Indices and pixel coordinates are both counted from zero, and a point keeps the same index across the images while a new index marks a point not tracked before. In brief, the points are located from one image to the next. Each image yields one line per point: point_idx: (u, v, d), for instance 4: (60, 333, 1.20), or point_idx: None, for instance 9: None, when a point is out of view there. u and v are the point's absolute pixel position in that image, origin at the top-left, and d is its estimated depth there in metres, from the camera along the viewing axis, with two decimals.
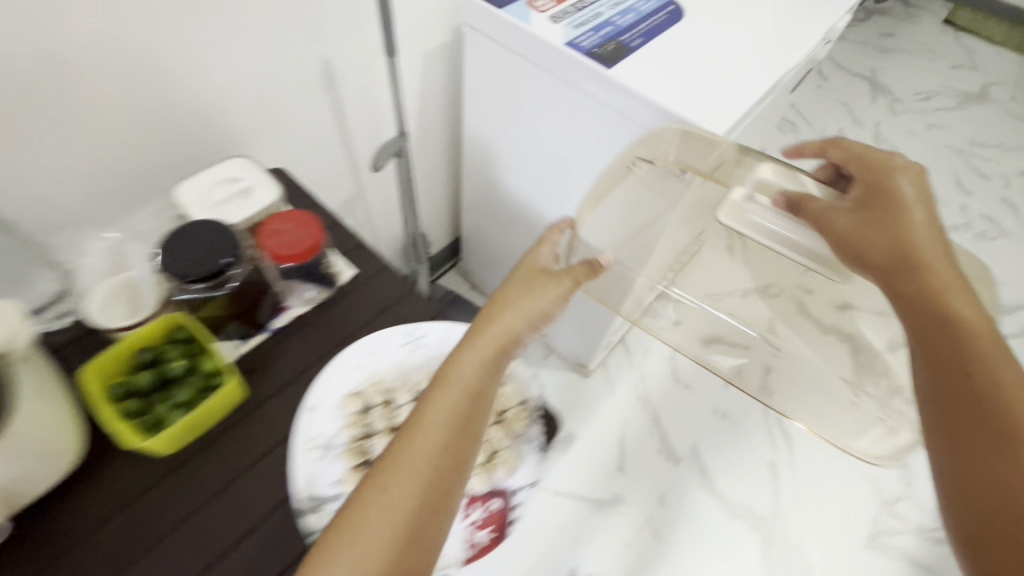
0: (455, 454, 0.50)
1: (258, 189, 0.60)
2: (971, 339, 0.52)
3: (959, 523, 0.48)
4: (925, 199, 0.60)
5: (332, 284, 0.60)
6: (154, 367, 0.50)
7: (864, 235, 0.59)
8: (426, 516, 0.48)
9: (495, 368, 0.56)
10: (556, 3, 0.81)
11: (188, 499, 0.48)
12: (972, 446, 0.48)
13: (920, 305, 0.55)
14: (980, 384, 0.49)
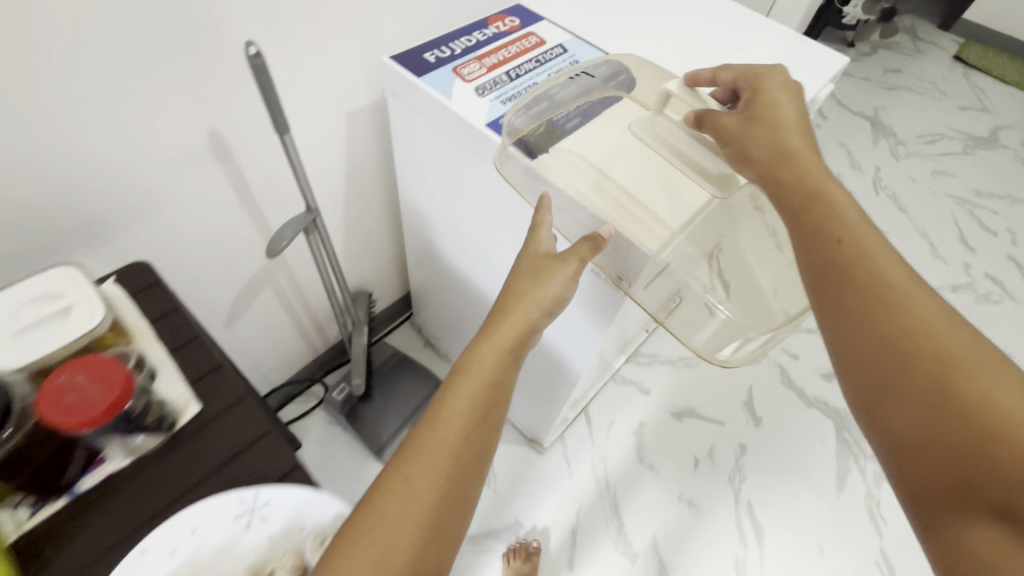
0: (482, 439, 0.52)
1: (77, 311, 0.50)
2: (835, 219, 0.49)
3: (877, 423, 0.43)
4: (788, 92, 0.59)
5: (168, 426, 0.50)
6: None
7: (746, 136, 0.58)
8: (450, 502, 0.49)
9: (513, 357, 0.59)
10: (485, 71, 0.71)
11: None
12: (866, 322, 0.44)
13: (798, 202, 0.52)
14: (847, 260, 0.46)
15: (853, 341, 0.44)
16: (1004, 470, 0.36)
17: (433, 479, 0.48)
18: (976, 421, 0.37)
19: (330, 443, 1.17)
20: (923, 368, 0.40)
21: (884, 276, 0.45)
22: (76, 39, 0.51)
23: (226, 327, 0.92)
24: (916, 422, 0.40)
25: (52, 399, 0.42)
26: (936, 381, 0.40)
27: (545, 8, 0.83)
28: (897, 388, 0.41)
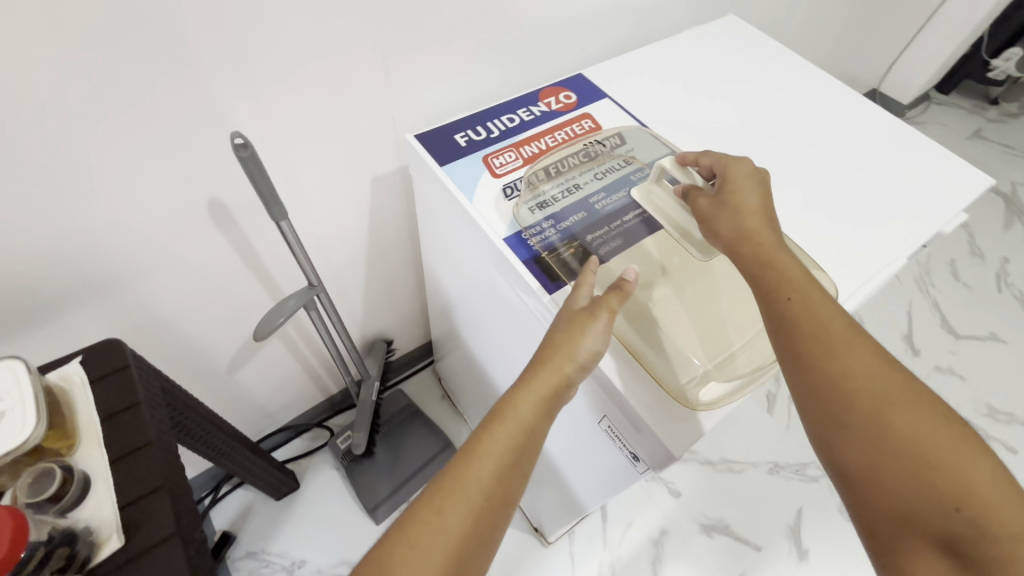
0: (515, 477, 0.45)
1: (8, 419, 0.45)
2: (783, 277, 0.46)
3: (829, 458, 0.42)
4: (756, 171, 0.52)
5: (84, 561, 0.44)
6: None
7: (716, 212, 0.51)
8: (472, 545, 0.42)
9: (549, 408, 0.47)
10: (521, 163, 0.61)
11: None
12: (816, 367, 0.43)
13: (755, 266, 0.47)
14: (795, 319, 0.44)
15: (809, 387, 0.43)
16: (937, 502, 0.37)
17: (462, 516, 0.42)
18: (917, 458, 0.38)
19: (326, 492, 1.12)
20: (867, 410, 0.40)
21: (828, 326, 0.44)
22: (60, 125, 0.47)
23: (228, 375, 0.88)
24: (867, 457, 0.40)
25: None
26: (876, 420, 0.40)
27: (609, 81, 0.71)
28: (847, 426, 0.41)
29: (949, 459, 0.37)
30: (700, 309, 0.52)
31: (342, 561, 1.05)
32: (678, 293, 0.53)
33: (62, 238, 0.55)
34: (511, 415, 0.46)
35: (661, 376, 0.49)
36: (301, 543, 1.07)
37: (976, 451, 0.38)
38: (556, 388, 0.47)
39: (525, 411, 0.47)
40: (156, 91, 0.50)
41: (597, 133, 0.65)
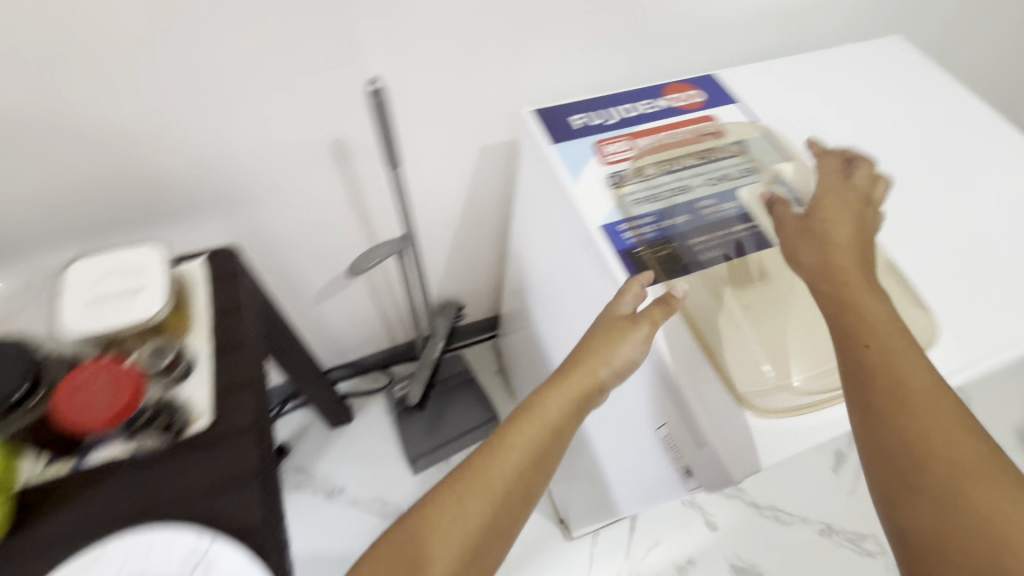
0: (539, 472, 0.47)
1: (144, 295, 0.52)
2: (865, 324, 0.44)
3: (893, 522, 0.40)
4: (852, 204, 0.51)
5: (178, 430, 0.51)
6: None
7: (802, 240, 0.49)
8: (492, 532, 0.43)
9: (577, 411, 0.49)
10: (632, 154, 0.60)
11: None
12: (893, 422, 0.40)
13: (834, 305, 0.46)
14: (872, 368, 0.42)
15: (883, 442, 0.41)
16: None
17: (485, 502, 0.44)
18: (1001, 539, 0.36)
19: (374, 432, 1.19)
20: (949, 478, 0.38)
21: (910, 382, 0.41)
22: (225, 46, 0.53)
23: (313, 304, 0.95)
24: (942, 528, 0.37)
25: (62, 401, 0.46)
26: (955, 489, 0.38)
27: (741, 86, 0.67)
28: (922, 490, 0.39)
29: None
30: (779, 318, 0.50)
31: (377, 499, 1.12)
32: (758, 300, 0.50)
33: (208, 151, 0.62)
34: (538, 413, 0.48)
35: (728, 372, 0.47)
36: (344, 472, 1.14)
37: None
38: (585, 392, 0.49)
39: (552, 408, 0.48)
40: (310, 28, 0.54)
41: (719, 137, 0.62)
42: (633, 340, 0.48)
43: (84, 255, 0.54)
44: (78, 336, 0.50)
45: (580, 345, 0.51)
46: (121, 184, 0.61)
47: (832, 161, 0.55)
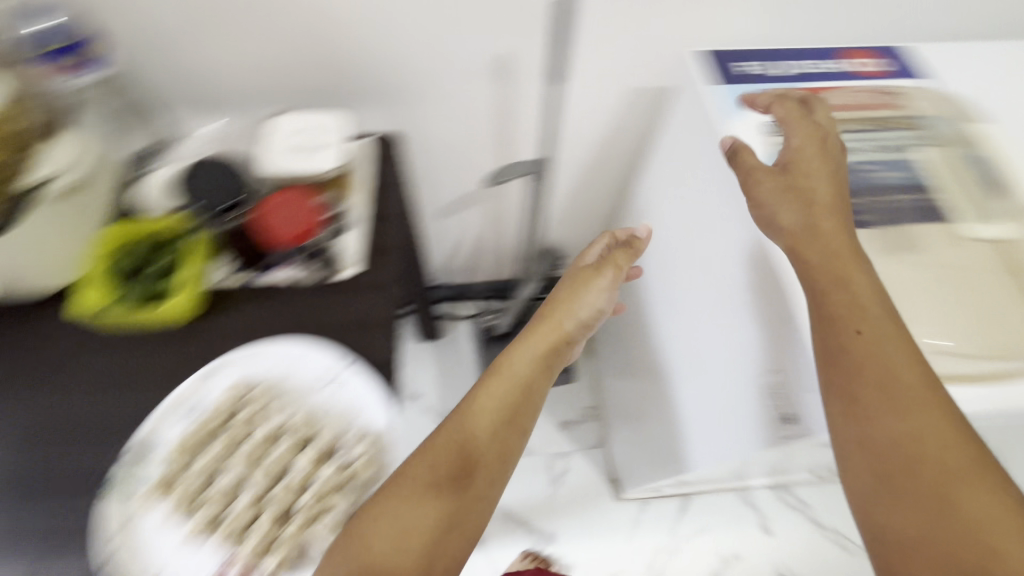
0: (534, 398, 0.53)
1: (325, 154, 0.60)
2: (857, 308, 0.45)
3: (874, 519, 0.42)
4: (820, 154, 0.52)
5: (333, 268, 0.58)
6: (141, 260, 0.55)
7: (776, 199, 0.50)
8: (499, 441, 0.49)
9: (552, 359, 0.57)
10: (796, 109, 0.58)
11: (89, 375, 0.52)
12: (873, 421, 0.43)
13: (824, 283, 0.47)
14: (856, 359, 0.44)
15: (860, 443, 0.43)
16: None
17: (488, 421, 0.50)
18: (978, 538, 0.38)
19: (455, 356, 1.26)
20: (927, 478, 0.40)
21: (898, 375, 0.43)
22: None
23: (431, 219, 1.02)
24: (919, 525, 0.40)
25: (265, 214, 0.56)
26: (932, 490, 0.40)
27: (931, 60, 0.62)
28: (898, 489, 0.41)
29: (1001, 544, 0.37)
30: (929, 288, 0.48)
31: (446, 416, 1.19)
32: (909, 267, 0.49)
33: (392, 49, 0.66)
34: (509, 367, 0.55)
35: None
36: (422, 384, 1.23)
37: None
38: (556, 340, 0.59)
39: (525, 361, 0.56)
40: None
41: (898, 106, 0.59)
42: (601, 283, 0.64)
43: (284, 113, 0.62)
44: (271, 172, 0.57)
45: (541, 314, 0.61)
46: (308, 69, 0.66)
47: (802, 103, 0.56)
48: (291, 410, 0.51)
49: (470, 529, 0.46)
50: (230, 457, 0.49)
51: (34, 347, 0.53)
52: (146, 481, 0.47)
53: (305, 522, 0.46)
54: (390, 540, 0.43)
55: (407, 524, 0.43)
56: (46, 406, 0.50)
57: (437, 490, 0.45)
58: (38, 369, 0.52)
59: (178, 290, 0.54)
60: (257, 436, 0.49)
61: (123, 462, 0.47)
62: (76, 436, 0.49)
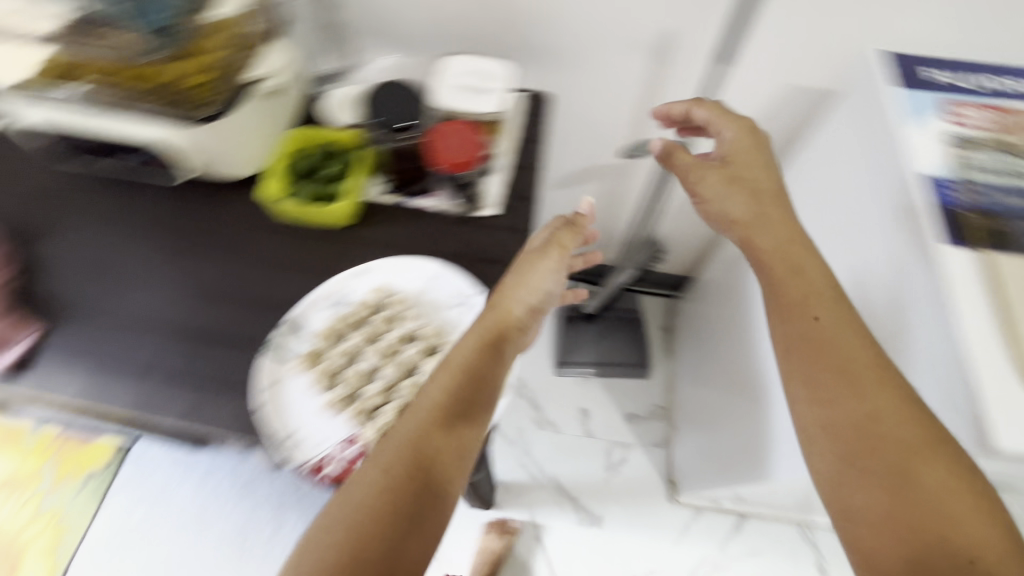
0: (490, 383, 0.49)
1: (488, 98, 0.63)
2: (807, 295, 0.50)
3: (842, 497, 0.44)
4: (752, 150, 0.58)
5: (473, 205, 0.62)
6: (317, 161, 0.61)
7: (725, 198, 0.57)
8: (455, 429, 0.46)
9: (502, 348, 0.51)
10: (983, 125, 0.55)
11: (258, 251, 0.59)
12: (835, 404, 0.46)
13: (781, 267, 0.53)
14: (807, 340, 0.48)
15: (824, 429, 0.46)
16: (946, 556, 0.39)
17: (440, 410, 0.46)
18: (935, 511, 0.41)
19: None
20: (886, 456, 0.43)
21: (851, 358, 0.47)
22: None
23: (549, 186, 1.04)
24: (882, 502, 0.42)
25: (435, 140, 0.59)
26: (892, 470, 0.43)
27: None
28: (861, 470, 0.44)
29: (955, 512, 0.40)
30: None
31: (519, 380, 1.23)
32: None
33: (561, 8, 0.67)
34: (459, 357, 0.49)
35: None
36: None
37: (988, 508, 0.41)
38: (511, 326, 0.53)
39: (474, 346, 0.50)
40: None
41: None
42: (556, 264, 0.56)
43: (458, 55, 0.66)
44: (440, 106, 0.62)
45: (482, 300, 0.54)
46: (485, 19, 0.68)
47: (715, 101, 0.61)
48: (424, 317, 0.55)
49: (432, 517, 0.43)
50: (369, 346, 0.54)
51: (217, 221, 0.61)
52: (298, 351, 0.53)
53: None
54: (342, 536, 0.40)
55: (365, 513, 0.41)
56: (222, 268, 0.58)
57: (390, 484, 0.43)
58: (218, 237, 0.60)
59: (339, 197, 0.60)
60: (391, 335, 0.54)
61: (279, 331, 0.53)
62: (243, 298, 0.56)
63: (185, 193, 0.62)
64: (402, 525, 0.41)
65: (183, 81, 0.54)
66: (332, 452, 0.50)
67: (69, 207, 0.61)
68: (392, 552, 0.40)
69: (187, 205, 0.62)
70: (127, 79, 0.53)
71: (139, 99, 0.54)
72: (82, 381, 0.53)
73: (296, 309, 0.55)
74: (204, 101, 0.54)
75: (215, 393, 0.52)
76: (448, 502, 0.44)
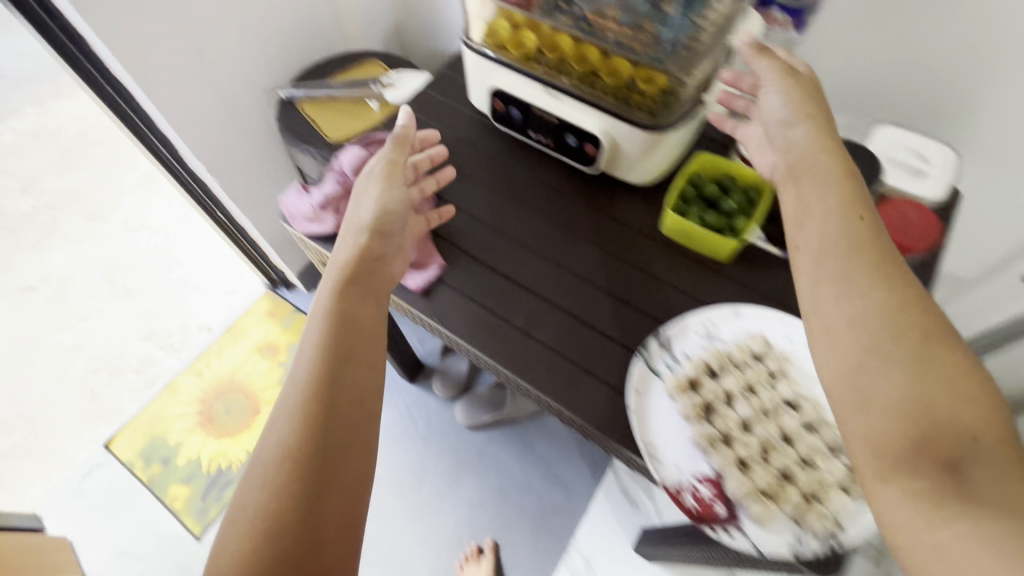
0: (363, 319, 0.52)
1: (922, 182, 0.58)
2: (851, 199, 0.48)
3: (859, 391, 0.40)
4: (790, 80, 0.53)
5: None
6: (718, 190, 0.61)
7: (803, 108, 0.53)
8: (338, 370, 0.48)
9: (367, 285, 0.53)
10: None
11: (634, 257, 0.61)
12: (861, 300, 0.43)
13: (813, 188, 0.50)
14: (852, 239, 0.46)
15: (847, 323, 0.43)
16: (952, 434, 0.36)
17: (317, 354, 0.49)
18: (944, 392, 0.37)
19: None
20: (910, 342, 0.40)
21: (880, 257, 0.45)
22: None
23: None
24: (898, 384, 0.39)
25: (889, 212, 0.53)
26: (911, 352, 0.39)
27: None
28: (885, 358, 0.40)
29: (963, 398, 0.37)
30: None
31: None
32: None
33: None
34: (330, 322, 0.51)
35: None
36: None
37: (983, 385, 0.38)
38: (370, 258, 0.55)
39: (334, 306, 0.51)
40: None
41: None
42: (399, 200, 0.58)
43: (879, 123, 0.61)
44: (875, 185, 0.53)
45: (340, 243, 0.55)
46: (920, 102, 0.60)
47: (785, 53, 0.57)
48: (803, 385, 0.52)
49: (349, 449, 0.46)
50: (744, 394, 0.51)
51: (602, 217, 0.64)
52: (670, 369, 0.53)
53: (804, 495, 0.46)
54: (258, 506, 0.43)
55: (272, 484, 0.43)
56: (598, 262, 0.61)
57: (292, 448, 0.45)
58: (600, 232, 0.63)
59: (737, 230, 0.59)
60: (768, 392, 0.51)
61: (652, 344, 0.54)
62: (615, 295, 0.58)
63: (577, 182, 0.66)
64: (315, 468, 0.44)
65: (636, 83, 0.57)
66: (691, 483, 0.47)
67: (479, 165, 0.69)
68: (312, 510, 0.43)
69: (578, 193, 0.66)
70: (590, 69, 0.58)
71: (590, 90, 0.59)
72: (476, 319, 0.58)
73: (671, 330, 0.55)
74: (649, 108, 0.57)
75: (584, 371, 0.54)
76: (359, 438, 0.47)
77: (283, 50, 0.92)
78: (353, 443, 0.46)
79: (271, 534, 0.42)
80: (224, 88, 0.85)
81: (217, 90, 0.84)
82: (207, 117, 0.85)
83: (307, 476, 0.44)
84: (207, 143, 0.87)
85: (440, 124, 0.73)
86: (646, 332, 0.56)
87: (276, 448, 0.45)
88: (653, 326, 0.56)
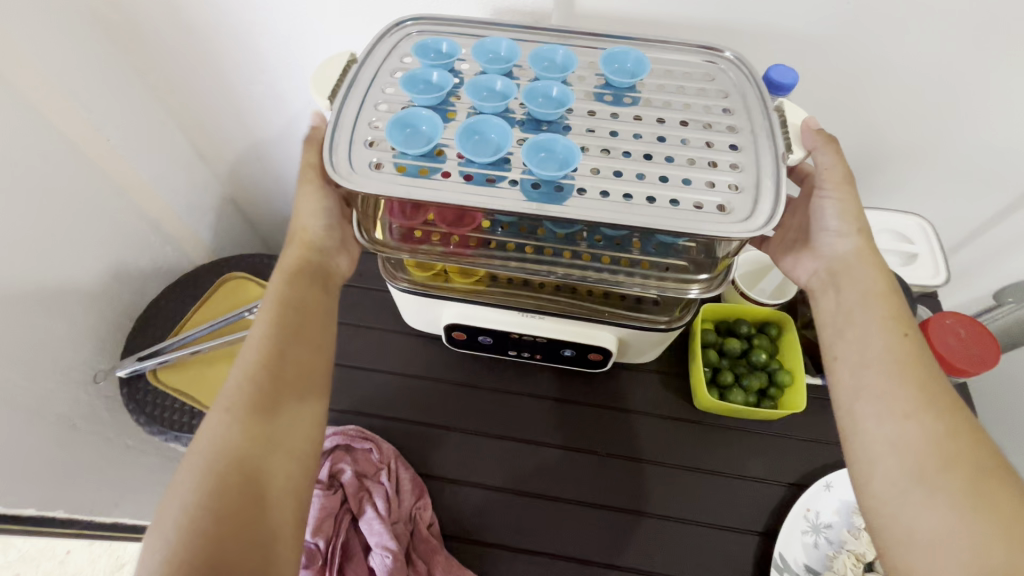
0: (311, 309, 0.41)
1: (916, 266, 0.56)
2: (897, 311, 0.40)
3: (908, 503, 0.34)
4: (847, 184, 0.42)
5: None
6: (743, 347, 0.53)
7: (842, 206, 0.42)
8: (285, 363, 0.38)
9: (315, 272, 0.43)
10: None
11: (684, 458, 0.51)
12: (910, 423, 0.36)
13: (854, 300, 0.41)
14: (900, 358, 0.38)
15: (890, 443, 0.36)
16: None
17: (260, 346, 0.38)
18: (996, 539, 0.31)
19: None
20: (961, 474, 0.33)
21: (936, 377, 0.37)
22: None
23: None
24: (951, 519, 0.32)
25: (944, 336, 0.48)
26: (967, 483, 0.33)
27: None
28: (929, 487, 0.33)
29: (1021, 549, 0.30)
30: None
31: None
32: None
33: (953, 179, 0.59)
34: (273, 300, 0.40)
35: None
36: None
37: None
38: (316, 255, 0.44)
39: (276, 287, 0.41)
40: None
41: None
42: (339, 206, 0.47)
43: None
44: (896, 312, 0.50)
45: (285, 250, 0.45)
46: None
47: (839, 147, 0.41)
48: None
49: (301, 451, 0.37)
50: None
51: (625, 420, 0.53)
52: None
53: None
54: (178, 510, 0.32)
55: (202, 482, 0.33)
56: (648, 480, 0.50)
57: (232, 447, 0.34)
58: (632, 438, 0.52)
59: (788, 386, 0.51)
60: None
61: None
62: (683, 519, 0.48)
63: (579, 386, 0.55)
64: (258, 478, 0.34)
65: None
66: None
67: (458, 404, 0.54)
68: (251, 538, 0.32)
69: (585, 401, 0.54)
70: None
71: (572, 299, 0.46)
72: None
73: (784, 546, 0.46)
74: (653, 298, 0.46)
75: None
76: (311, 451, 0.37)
77: (105, 308, 0.67)
78: (303, 447, 0.37)
79: (202, 543, 0.31)
80: (40, 405, 0.58)
81: (28, 421, 0.57)
82: (26, 459, 0.57)
83: (247, 478, 0.34)
84: (36, 488, 0.59)
85: (384, 366, 0.55)
86: (755, 557, 0.47)
87: (208, 447, 0.34)
88: (759, 543, 0.47)
